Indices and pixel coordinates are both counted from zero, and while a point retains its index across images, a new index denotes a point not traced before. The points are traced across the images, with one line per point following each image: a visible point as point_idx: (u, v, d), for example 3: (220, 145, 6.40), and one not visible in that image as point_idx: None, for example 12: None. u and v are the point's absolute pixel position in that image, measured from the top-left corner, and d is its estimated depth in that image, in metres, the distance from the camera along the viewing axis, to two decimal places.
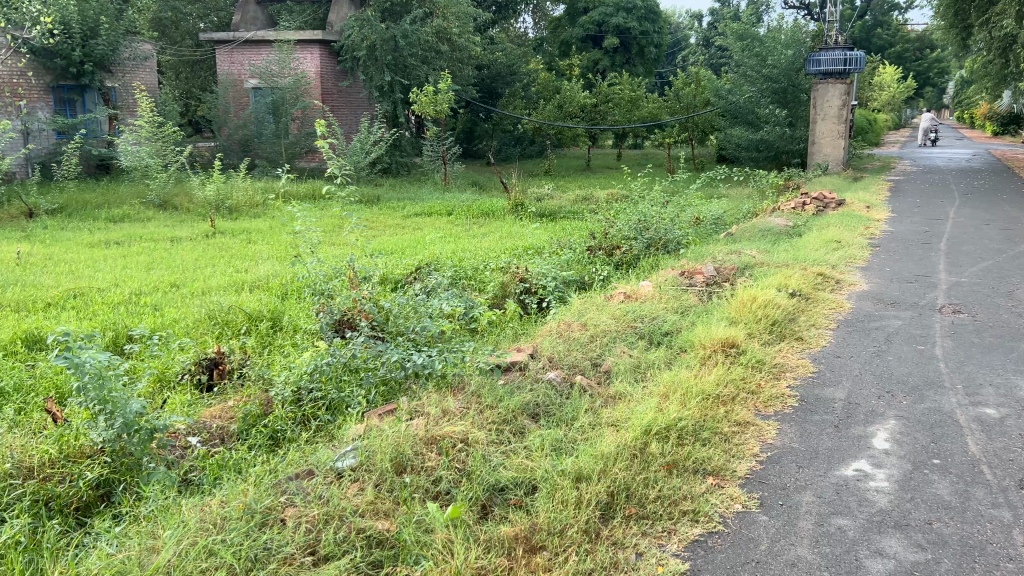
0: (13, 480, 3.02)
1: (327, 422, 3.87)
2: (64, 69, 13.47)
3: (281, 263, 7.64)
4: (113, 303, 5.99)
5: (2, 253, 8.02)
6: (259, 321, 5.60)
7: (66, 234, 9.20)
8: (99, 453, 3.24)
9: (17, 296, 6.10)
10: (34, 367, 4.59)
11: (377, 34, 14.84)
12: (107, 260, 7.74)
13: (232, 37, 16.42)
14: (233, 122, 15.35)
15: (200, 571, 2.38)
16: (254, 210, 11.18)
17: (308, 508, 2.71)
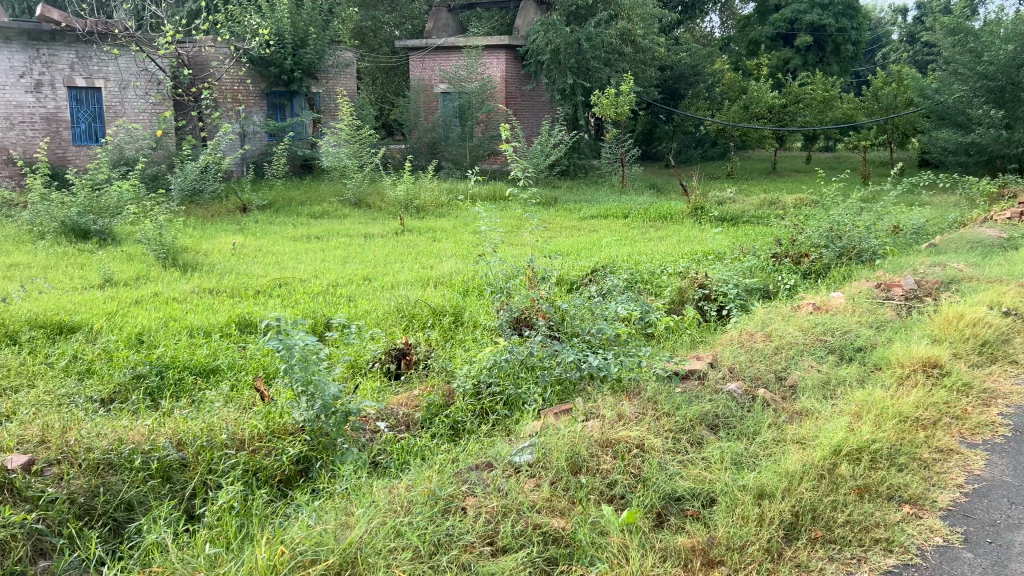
0: (228, 449, 3.33)
1: (504, 416, 3.99)
2: (277, 76, 14.62)
3: (463, 261, 7.92)
4: (313, 292, 6.46)
5: (221, 244, 8.87)
6: (441, 315, 5.84)
7: (273, 228, 10.02)
8: (300, 431, 3.50)
9: (232, 283, 6.72)
10: (245, 348, 5.04)
11: (562, 37, 15.03)
12: (308, 253, 8.36)
13: (424, 44, 17.24)
14: (423, 125, 16.06)
15: (389, 550, 2.51)
16: (439, 209, 11.67)
17: (488, 499, 2.80)
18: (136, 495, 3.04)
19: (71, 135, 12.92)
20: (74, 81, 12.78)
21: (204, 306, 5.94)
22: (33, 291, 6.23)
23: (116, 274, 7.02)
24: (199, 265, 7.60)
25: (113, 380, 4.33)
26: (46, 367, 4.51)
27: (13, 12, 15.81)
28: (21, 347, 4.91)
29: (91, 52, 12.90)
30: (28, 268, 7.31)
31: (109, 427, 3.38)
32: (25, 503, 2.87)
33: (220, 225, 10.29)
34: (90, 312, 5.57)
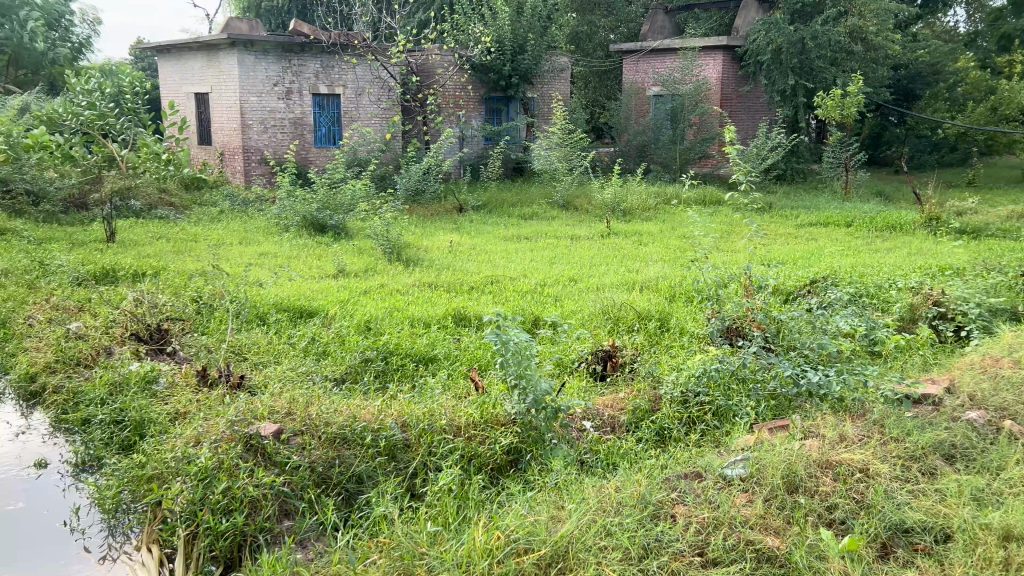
0: (447, 434, 3.52)
1: (713, 427, 3.91)
2: (496, 82, 15.14)
3: (670, 266, 7.81)
4: (522, 291, 6.66)
5: (439, 241, 9.39)
6: (648, 319, 5.80)
7: (487, 228, 10.45)
8: (512, 422, 3.61)
9: (449, 278, 7.09)
10: (459, 339, 5.28)
11: (785, 36, 14.41)
12: (518, 252, 8.64)
13: (639, 47, 17.30)
14: (634, 128, 15.97)
15: (599, 548, 2.56)
16: (647, 213, 11.59)
17: (699, 509, 2.77)
18: (366, 469, 3.31)
19: (313, 138, 14.19)
20: (318, 89, 14.02)
21: (424, 299, 6.31)
22: (279, 278, 6.93)
23: (347, 265, 7.64)
24: (420, 260, 8.09)
25: (345, 362, 4.71)
26: (289, 346, 5.00)
27: (270, 27, 17.64)
28: (269, 327, 5.48)
29: (334, 62, 14.10)
30: (275, 257, 8.14)
31: (344, 405, 3.70)
32: (274, 467, 3.22)
33: (438, 223, 10.88)
34: (326, 299, 6.09)
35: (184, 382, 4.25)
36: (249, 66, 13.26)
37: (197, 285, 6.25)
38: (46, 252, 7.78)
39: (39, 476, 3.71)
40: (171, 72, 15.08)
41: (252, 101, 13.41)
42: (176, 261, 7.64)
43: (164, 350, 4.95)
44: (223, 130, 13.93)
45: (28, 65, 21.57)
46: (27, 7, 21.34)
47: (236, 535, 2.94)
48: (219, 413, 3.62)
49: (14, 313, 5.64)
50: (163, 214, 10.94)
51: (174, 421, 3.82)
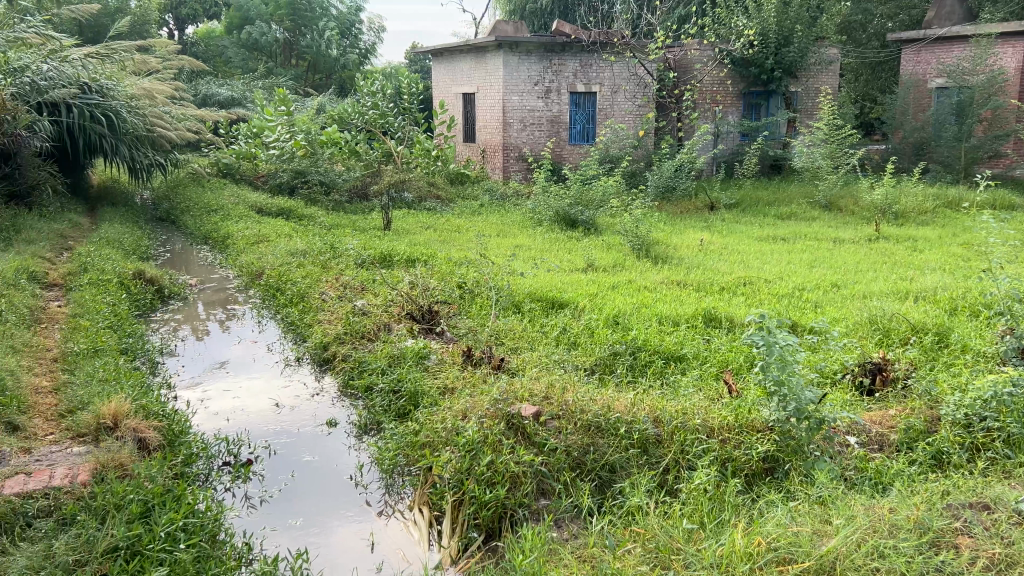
0: (701, 434, 3.46)
1: (1004, 457, 3.50)
2: (757, 77, 14.51)
3: (951, 276, 7.05)
4: (779, 294, 6.37)
5: (690, 239, 9.26)
6: (924, 333, 5.29)
7: (740, 228, 10.12)
8: (769, 429, 3.48)
9: (701, 277, 6.96)
10: (711, 340, 5.15)
11: None
12: (775, 254, 8.27)
13: (922, 35, 15.63)
14: (911, 124, 14.63)
15: (870, 569, 2.40)
16: (923, 216, 10.55)
17: (989, 544, 2.50)
18: (620, 459, 3.37)
19: (569, 135, 14.55)
20: (576, 87, 14.27)
21: (674, 297, 6.24)
22: (534, 270, 7.22)
23: (598, 260, 7.77)
24: (670, 258, 8.03)
25: (595, 354, 4.77)
26: (542, 335, 5.18)
27: (533, 28, 18.32)
28: (524, 315, 5.72)
29: (593, 60, 14.21)
30: (529, 249, 8.48)
31: (599, 394, 3.79)
32: (533, 447, 3.39)
33: (689, 221, 10.72)
34: (577, 292, 6.25)
35: (451, 360, 4.60)
36: (513, 66, 13.89)
37: (460, 272, 6.68)
38: (335, 236, 8.74)
39: (330, 433, 4.18)
40: (443, 74, 16.19)
41: (514, 100, 14.05)
42: (443, 249, 8.24)
43: (433, 329, 5.37)
44: (486, 128, 14.74)
45: (323, 70, 24.30)
46: (325, 17, 23.98)
47: (497, 506, 3.12)
48: (483, 391, 3.88)
49: (311, 289, 6.42)
50: (431, 206, 11.83)
51: (442, 395, 4.15)
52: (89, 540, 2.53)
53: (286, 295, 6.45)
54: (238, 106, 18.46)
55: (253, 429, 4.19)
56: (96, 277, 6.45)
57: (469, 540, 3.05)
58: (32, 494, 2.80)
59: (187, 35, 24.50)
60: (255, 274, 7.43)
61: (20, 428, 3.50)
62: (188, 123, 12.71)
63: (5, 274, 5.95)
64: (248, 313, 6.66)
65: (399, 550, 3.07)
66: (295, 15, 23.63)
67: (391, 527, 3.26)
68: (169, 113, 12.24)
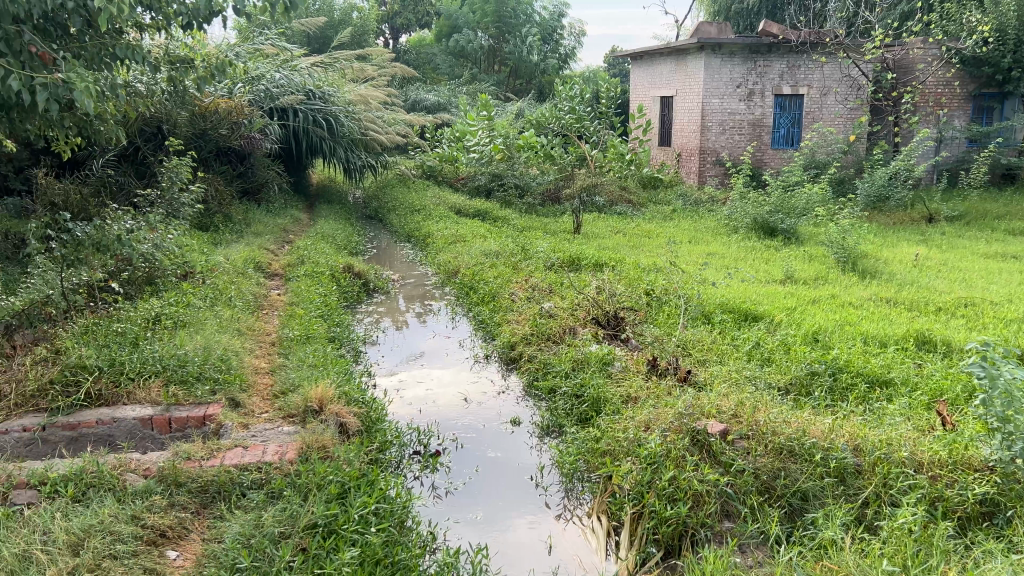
0: (907, 469, 3.17)
1: None
2: (991, 77, 13.11)
3: None
4: (1006, 318, 5.73)
5: (902, 253, 8.57)
6: None
7: (962, 243, 9.21)
8: (989, 470, 3.12)
9: (914, 296, 6.41)
10: (922, 365, 4.71)
11: None
12: (1002, 273, 7.45)
13: None
14: None
15: None
16: None
17: None
18: (813, 487, 3.16)
19: (771, 140, 13.92)
20: (781, 89, 13.62)
21: (882, 316, 5.78)
22: (728, 279, 6.96)
23: (797, 272, 7.36)
24: (879, 273, 7.45)
25: (791, 372, 4.52)
26: (733, 348, 4.99)
27: (738, 29, 17.70)
28: (714, 326, 5.53)
29: (801, 62, 13.49)
30: (723, 258, 8.20)
31: (793, 416, 3.59)
32: (719, 466, 3.28)
33: (903, 234, 9.91)
34: (772, 305, 5.95)
35: (636, 369, 4.56)
36: (716, 68, 13.52)
37: (650, 279, 6.59)
38: (528, 239, 8.91)
39: (513, 432, 4.26)
40: (642, 78, 16.05)
41: (714, 103, 13.67)
42: (632, 254, 8.17)
43: (619, 336, 5.35)
44: (684, 132, 14.45)
45: (524, 75, 24.90)
46: (528, 24, 24.42)
47: (678, 523, 3.04)
48: (668, 404, 3.80)
49: (501, 289, 6.60)
50: (622, 211, 11.76)
51: (625, 403, 4.12)
52: (293, 515, 2.75)
53: (479, 294, 6.67)
54: (443, 110, 19.38)
55: (443, 421, 4.38)
56: (311, 269, 7.01)
57: (647, 555, 3.00)
58: (247, 466, 3.08)
59: (401, 44, 26.08)
60: (451, 272, 7.75)
61: (241, 404, 3.87)
62: (398, 127, 13.49)
63: (236, 263, 6.62)
64: (442, 309, 6.96)
65: (576, 557, 3.07)
66: (500, 22, 24.30)
67: (569, 532, 3.27)
68: (381, 117, 13.04)
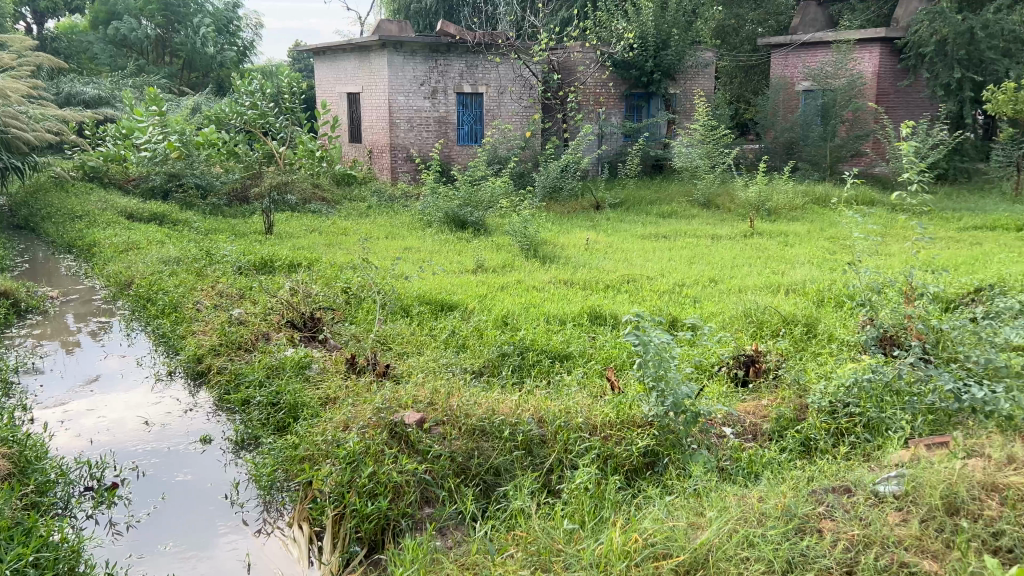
0: (583, 433, 3.50)
1: (864, 440, 3.65)
2: (637, 79, 14.87)
3: (818, 269, 7.39)
4: (660, 290, 6.53)
5: (576, 238, 9.39)
6: (793, 324, 5.48)
7: (625, 226, 10.34)
8: (649, 425, 3.55)
9: (586, 276, 7.07)
10: (596, 338, 5.22)
11: (951, 26, 13.42)
12: (657, 251, 8.49)
13: (789, 40, 16.29)
14: (781, 124, 15.12)
15: (741, 558, 2.47)
16: (794, 212, 10.98)
17: (848, 526, 2.62)
18: (504, 462, 3.36)
19: (456, 136, 14.49)
20: (462, 88, 14.28)
21: (561, 297, 6.30)
22: (422, 272, 7.13)
23: (487, 261, 7.75)
24: (557, 257, 8.10)
25: (483, 356, 4.76)
26: (430, 338, 5.12)
27: (417, 29, 18.19)
28: (411, 318, 5.65)
29: (478, 62, 14.24)
30: (417, 252, 8.38)
31: (483, 397, 3.78)
32: (416, 454, 3.34)
33: (575, 221, 10.88)
34: (465, 294, 6.21)
35: (334, 369, 4.51)
36: (399, 66, 13.69)
37: (345, 277, 6.51)
38: (213, 243, 8.36)
39: (204, 451, 3.99)
40: (326, 73, 15.83)
41: (400, 100, 13.86)
42: (327, 253, 8.04)
43: (316, 337, 5.25)
44: (372, 129, 14.50)
45: (199, 68, 23.20)
46: (200, 14, 22.88)
47: (379, 518, 3.06)
48: (366, 400, 3.80)
49: (184, 298, 6.12)
50: (316, 208, 11.52)
51: (323, 405, 4.05)
52: None
53: (158, 306, 6.12)
54: (106, 105, 17.49)
55: (120, 449, 3.97)
56: None
57: (352, 555, 2.98)
58: None
59: (48, 30, 23.03)
60: (123, 284, 7.02)
61: None
62: (49, 123, 11.91)
63: None
64: (117, 324, 6.29)
65: (276, 571, 2.98)
66: (167, 10, 22.53)
67: (270, 546, 3.14)
68: (27, 113, 11.41)
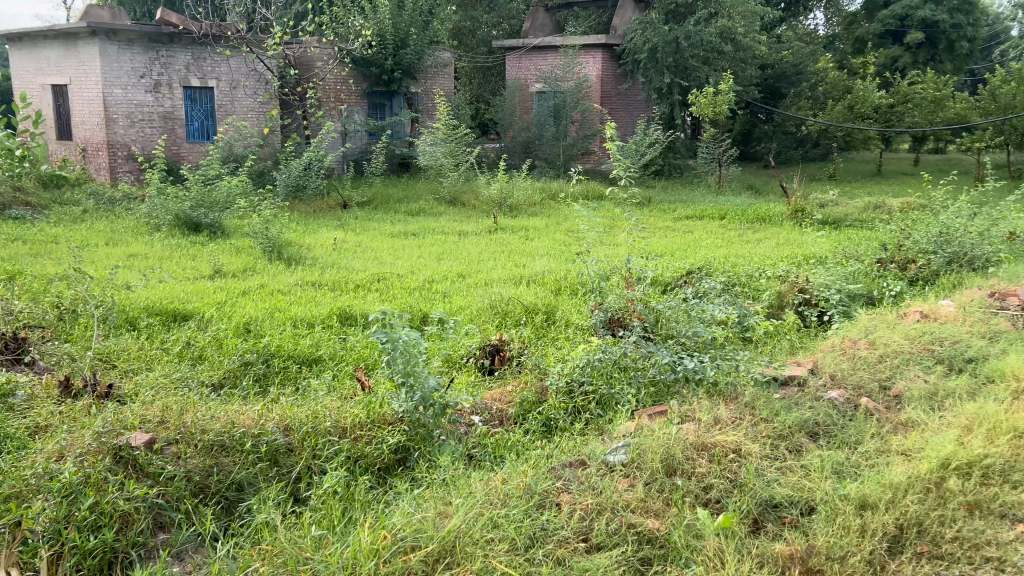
0: (331, 436, 3.43)
1: (597, 416, 3.94)
2: (378, 76, 14.86)
3: (555, 260, 7.86)
4: (409, 288, 6.57)
5: (322, 238, 9.17)
6: (535, 313, 5.79)
7: (372, 225, 10.28)
8: (399, 421, 3.57)
9: (334, 277, 6.93)
10: (345, 339, 5.15)
11: (660, 36, 14.80)
12: (405, 249, 8.55)
13: (522, 44, 17.13)
14: (518, 124, 15.84)
15: (486, 540, 2.57)
16: (533, 208, 11.57)
17: (582, 497, 2.82)
18: (247, 476, 3.20)
19: (185, 133, 13.53)
20: (190, 81, 13.38)
21: (308, 299, 6.13)
22: (151, 280, 6.56)
23: (225, 266, 7.32)
24: (303, 259, 7.85)
25: (224, 366, 4.51)
26: (162, 352, 4.74)
27: (134, 16, 16.89)
28: (140, 332, 5.19)
29: (205, 54, 13.50)
30: (146, 259, 7.71)
31: (222, 410, 3.56)
32: (147, 479, 3.08)
33: (321, 221, 10.61)
34: (202, 302, 5.83)
35: (45, 395, 4.00)
36: (113, 57, 12.50)
37: (58, 290, 5.82)
38: None
39: None
40: (25, 61, 14.05)
41: (117, 93, 12.64)
42: (34, 265, 7.13)
43: (21, 360, 4.65)
44: (85, 125, 13.08)
45: None
46: None
47: (105, 551, 2.77)
48: (85, 425, 3.41)
49: None
50: (19, 215, 10.16)
51: (33, 435, 3.60)
52: None
53: None
54: None
55: None
56: None
57: None
58: None
59: None
60: None
61: None
62: None
63: None
64: None
65: None
66: None
67: None
68: None
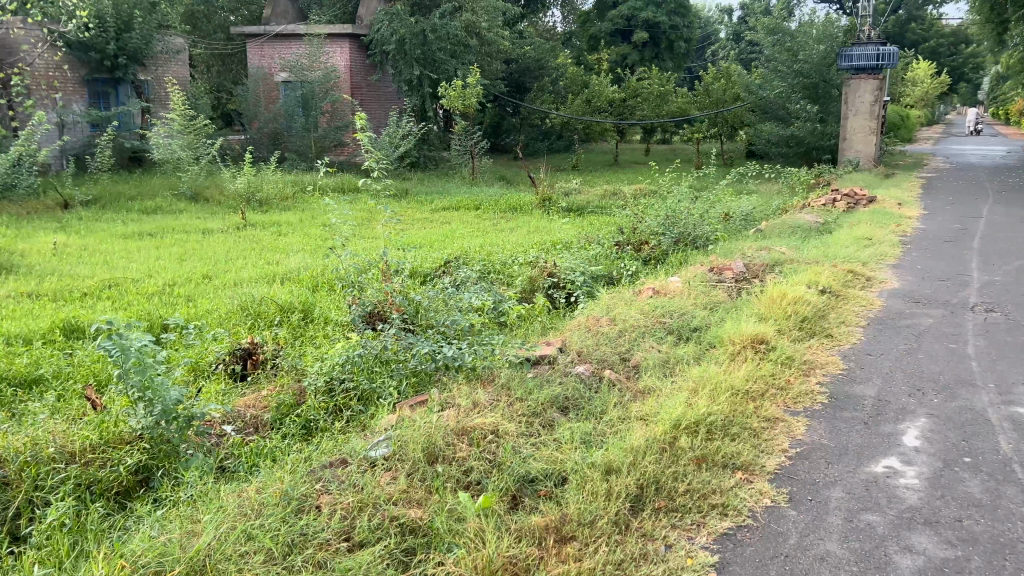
0: (58, 464, 3.07)
1: (359, 412, 3.83)
2: (99, 62, 13.54)
3: (310, 256, 7.63)
4: (147, 293, 6.04)
5: (40, 242, 8.16)
6: (290, 312, 5.58)
7: (101, 225, 9.33)
8: (138, 439, 3.28)
9: (55, 286, 6.20)
10: (72, 355, 4.64)
11: (407, 27, 14.82)
12: (141, 251, 7.86)
13: (263, 31, 16.38)
14: (264, 115, 15.12)
15: (239, 555, 2.44)
16: (284, 203, 11.12)
17: (343, 495, 2.75)
18: None
19: None
20: None
21: (23, 312, 5.44)
22: None
23: None
24: (15, 267, 6.94)
25: None
26: None
27: None
28: None
29: None
30: None
31: None
32: None
33: (38, 223, 9.44)
34: None
35: None
36: None
37: None
38: None
39: None
40: None
41: None
42: None
43: None
44: None
45: None
46: None
47: None
48: None
49: None
50: None
51: None
52: None
53: None
54: None
55: None
56: None
57: None
58: None
59: None
60: None
61: None
62: None
63: None
64: None
65: None
66: None
67: None
68: None
